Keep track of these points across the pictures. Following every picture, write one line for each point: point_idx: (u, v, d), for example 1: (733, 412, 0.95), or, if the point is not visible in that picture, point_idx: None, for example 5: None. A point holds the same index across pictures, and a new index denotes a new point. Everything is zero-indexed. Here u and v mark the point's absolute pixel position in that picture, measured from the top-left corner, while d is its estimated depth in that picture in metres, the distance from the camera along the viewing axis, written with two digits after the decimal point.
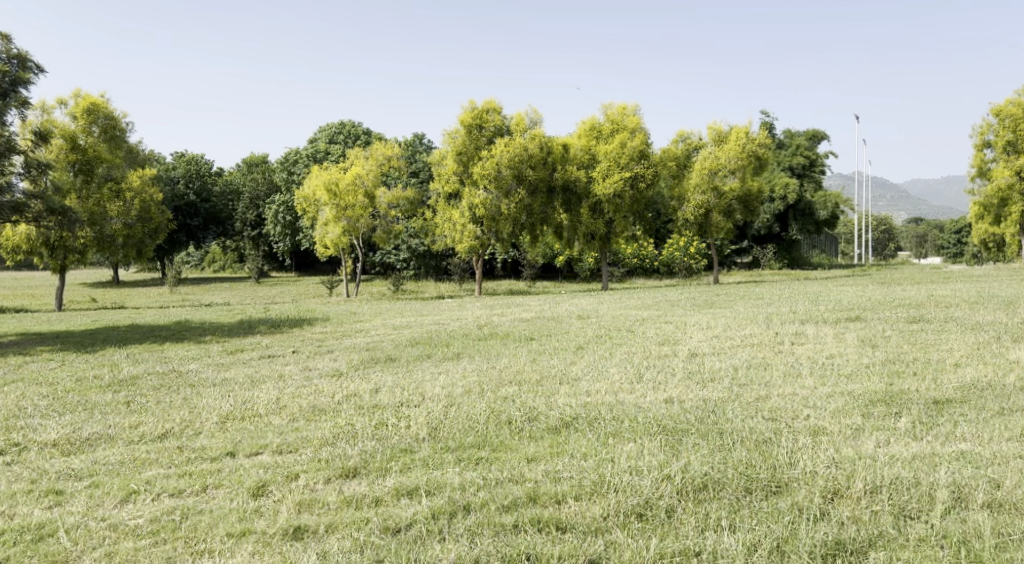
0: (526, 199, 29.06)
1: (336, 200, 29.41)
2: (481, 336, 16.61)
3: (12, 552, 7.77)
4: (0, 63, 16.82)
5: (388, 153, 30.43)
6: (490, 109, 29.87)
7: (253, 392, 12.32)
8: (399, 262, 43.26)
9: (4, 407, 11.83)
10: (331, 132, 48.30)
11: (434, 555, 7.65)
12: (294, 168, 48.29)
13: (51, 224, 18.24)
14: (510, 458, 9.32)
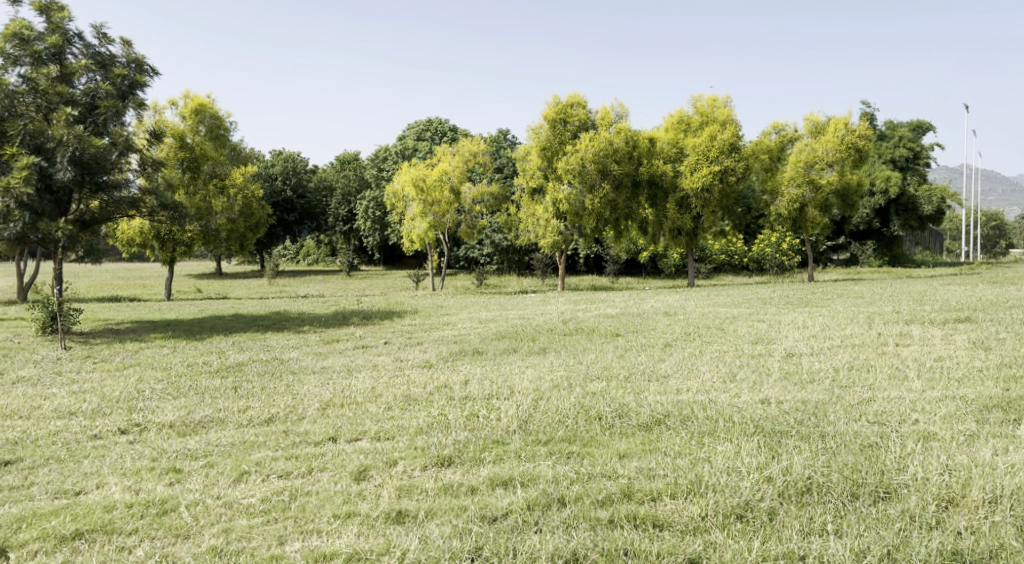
0: (611, 194, 28.84)
1: (423, 196, 29.87)
2: (569, 331, 16.71)
3: (141, 524, 8.10)
4: (119, 67, 17.70)
5: (474, 148, 30.36)
6: (574, 103, 29.79)
7: (350, 381, 12.69)
8: (483, 257, 43.58)
9: (123, 388, 12.45)
10: (419, 128, 48.86)
11: (533, 546, 7.79)
12: (384, 164, 49.12)
13: (164, 219, 19.06)
14: (602, 454, 9.37)
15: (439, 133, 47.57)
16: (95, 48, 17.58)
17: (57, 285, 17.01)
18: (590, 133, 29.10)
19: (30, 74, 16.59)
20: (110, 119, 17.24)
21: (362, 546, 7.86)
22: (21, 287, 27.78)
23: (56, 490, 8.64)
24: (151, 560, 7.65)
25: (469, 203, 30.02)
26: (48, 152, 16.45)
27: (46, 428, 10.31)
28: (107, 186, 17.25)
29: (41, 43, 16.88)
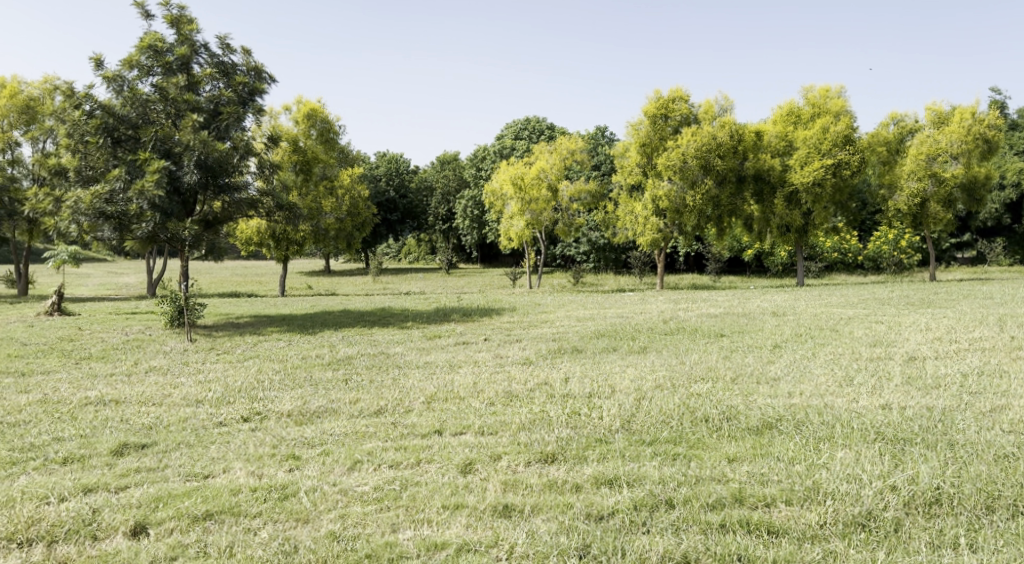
0: (714, 190, 28.36)
1: (521, 194, 30.04)
2: (670, 330, 16.60)
3: (264, 508, 8.45)
4: (240, 75, 18.51)
5: (572, 146, 30.27)
6: (676, 97, 29.43)
7: (453, 376, 12.95)
8: (579, 255, 43.58)
9: (245, 379, 13.07)
10: (517, 127, 49.06)
11: (642, 547, 7.85)
12: (483, 164, 49.60)
13: (279, 218, 19.89)
14: (711, 457, 9.30)
15: (536, 131, 47.59)
16: (219, 57, 18.46)
17: (183, 280, 17.91)
18: (693, 127, 28.77)
19: (161, 84, 17.55)
20: (232, 125, 17.94)
21: (471, 537, 8.04)
22: (146, 282, 29.32)
23: (187, 473, 9.12)
24: (273, 541, 7.97)
25: (566, 201, 29.99)
26: (176, 156, 17.40)
27: (176, 415, 10.90)
28: (229, 188, 18.13)
29: (171, 54, 17.84)
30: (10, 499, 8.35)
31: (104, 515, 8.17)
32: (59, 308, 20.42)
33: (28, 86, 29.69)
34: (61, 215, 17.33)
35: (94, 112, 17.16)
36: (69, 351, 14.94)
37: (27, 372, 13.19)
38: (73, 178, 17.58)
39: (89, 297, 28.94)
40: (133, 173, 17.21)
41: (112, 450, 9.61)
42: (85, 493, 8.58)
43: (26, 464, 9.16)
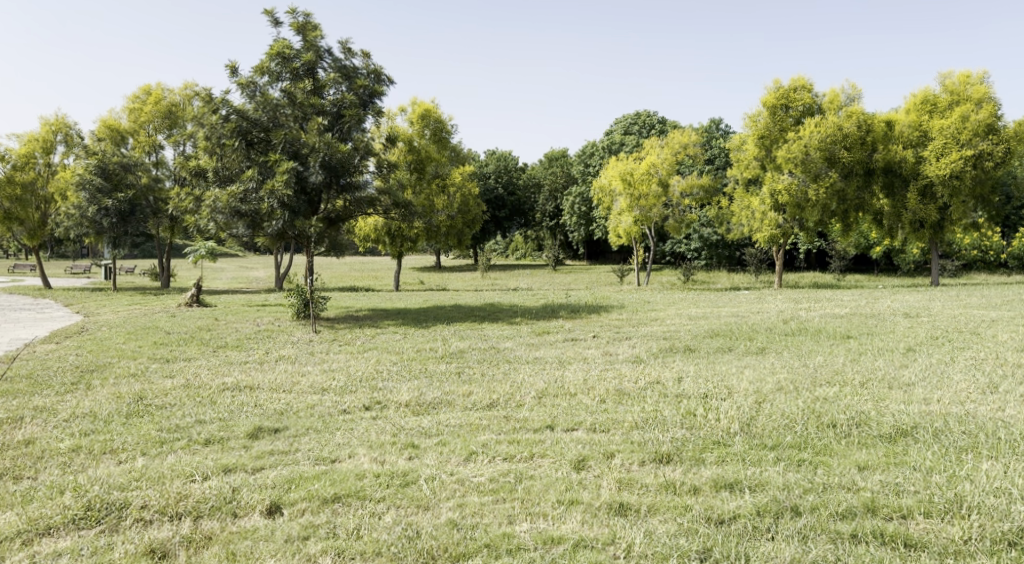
0: (838, 183, 27.52)
1: (630, 189, 29.91)
2: (791, 331, 16.35)
3: (388, 493, 8.86)
4: (361, 77, 19.22)
5: (685, 140, 29.95)
6: (798, 86, 28.66)
7: (564, 372, 13.16)
8: (691, 251, 43.15)
9: (365, 369, 13.66)
10: (627, 122, 48.60)
11: (767, 553, 7.90)
12: (591, 160, 49.56)
13: (396, 216, 20.57)
14: (839, 464, 9.22)
15: (647, 126, 46.89)
16: (342, 61, 19.22)
17: (309, 275, 18.73)
18: (817, 117, 28.10)
19: (289, 89, 18.53)
20: (354, 126, 18.87)
21: (588, 533, 8.23)
22: (274, 276, 30.74)
23: (316, 457, 9.64)
24: (397, 526, 8.34)
25: (677, 196, 29.64)
26: (304, 158, 18.27)
27: (304, 402, 11.50)
28: (349, 187, 18.91)
29: (298, 60, 18.71)
30: (160, 475, 9.01)
31: (242, 494, 8.72)
32: (198, 299, 21.68)
33: (170, 92, 31.38)
34: (201, 213, 18.48)
35: (230, 116, 18.08)
36: (207, 340, 15.89)
37: (170, 359, 14.12)
38: (212, 178, 18.72)
39: (224, 290, 30.51)
40: (265, 174, 18.15)
41: (248, 434, 10.24)
42: (225, 473, 9.19)
43: (173, 444, 9.86)
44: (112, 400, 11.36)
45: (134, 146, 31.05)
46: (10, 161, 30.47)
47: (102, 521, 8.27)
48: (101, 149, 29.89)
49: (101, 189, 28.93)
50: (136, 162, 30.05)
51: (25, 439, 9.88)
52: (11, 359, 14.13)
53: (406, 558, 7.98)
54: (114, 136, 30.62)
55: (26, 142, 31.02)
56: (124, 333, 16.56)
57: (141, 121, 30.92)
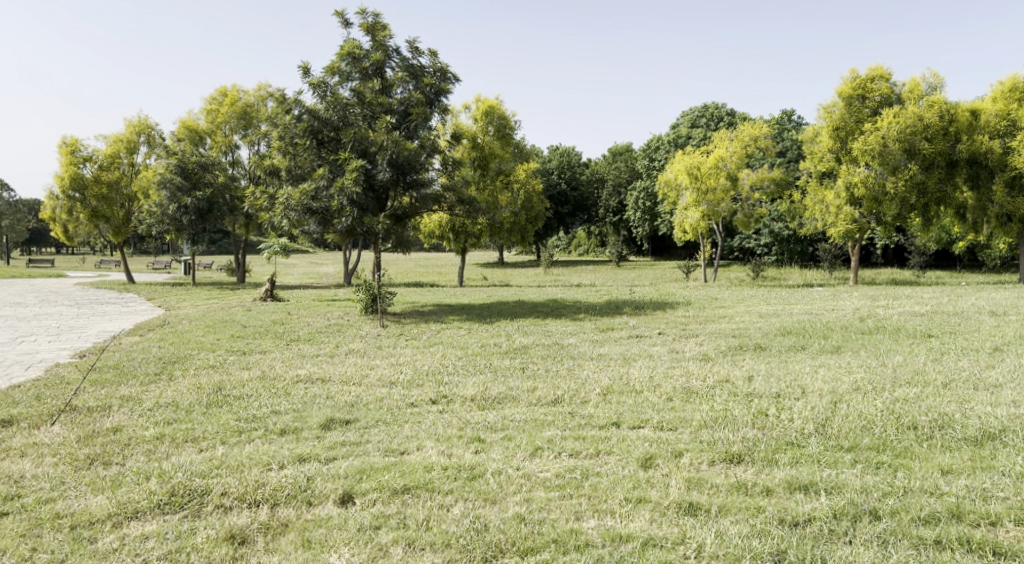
0: (918, 175, 26.60)
1: (698, 183, 29.48)
2: (867, 329, 16.02)
3: (456, 486, 8.97)
4: (428, 76, 19.36)
5: (755, 132, 29.14)
6: (877, 76, 27.95)
7: (628, 368, 13.13)
8: (761, 247, 42.60)
9: (431, 363, 13.84)
10: (694, 115, 47.74)
11: (844, 557, 7.82)
12: (656, 154, 49.06)
13: (461, 212, 20.75)
14: (920, 468, 9.04)
15: (715, 119, 46.01)
16: (409, 60, 19.40)
17: (376, 270, 19.00)
18: (896, 107, 27.07)
19: (358, 89, 18.84)
20: (421, 124, 19.11)
21: (657, 532, 8.22)
22: (343, 271, 31.25)
23: (386, 448, 9.81)
24: (465, 518, 8.44)
25: (747, 190, 29.13)
26: (372, 155, 18.57)
27: (374, 394, 11.71)
28: (416, 184, 19.15)
29: (368, 60, 18.99)
30: (238, 463, 9.28)
31: (316, 484, 8.93)
32: (271, 294, 22.17)
33: (246, 93, 32.14)
34: (274, 210, 18.90)
35: (302, 116, 18.50)
36: (280, 333, 16.27)
37: (246, 351, 14.49)
38: (285, 177, 19.07)
39: (295, 285, 31.18)
40: (334, 172, 18.44)
41: (321, 424, 10.47)
42: (300, 462, 9.41)
43: (251, 433, 10.14)
44: (193, 391, 11.71)
45: (212, 146, 31.84)
46: (97, 161, 31.55)
47: (185, 506, 8.54)
48: (181, 149, 30.76)
49: (181, 187, 29.72)
50: (213, 161, 30.80)
51: (114, 427, 10.26)
52: (98, 350, 14.65)
53: (475, 550, 8.07)
54: (193, 137, 31.45)
55: (111, 143, 32.11)
56: (203, 326, 17.03)
57: (218, 122, 31.70)
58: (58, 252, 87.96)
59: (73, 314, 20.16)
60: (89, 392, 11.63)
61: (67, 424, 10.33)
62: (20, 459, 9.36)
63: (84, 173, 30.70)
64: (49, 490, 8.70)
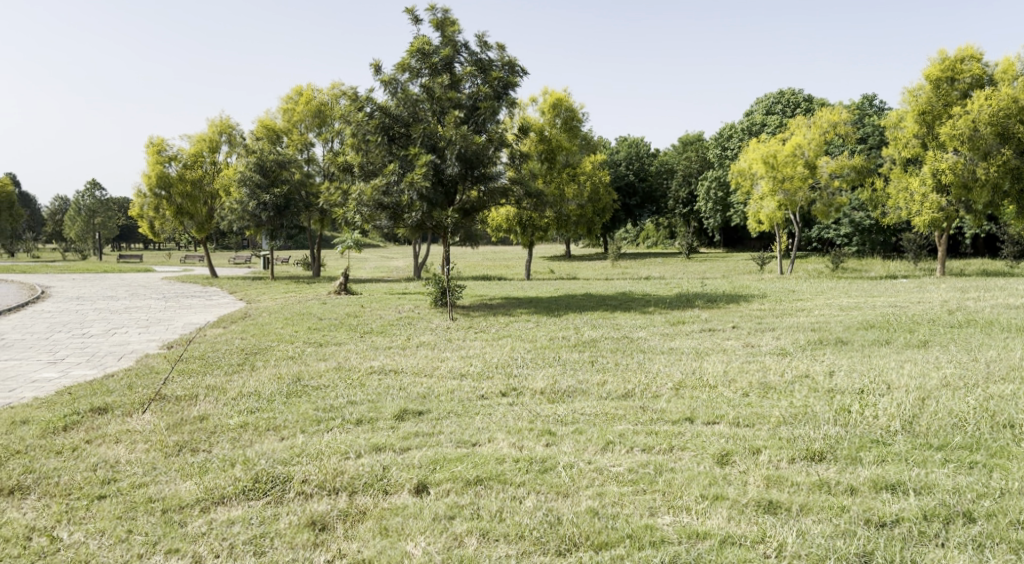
0: (1014, 161, 25.75)
1: (774, 172, 28.70)
2: (957, 323, 15.48)
3: (528, 478, 8.96)
4: (495, 70, 19.37)
5: (835, 118, 28.22)
6: (966, 56, 27.01)
7: (702, 363, 12.93)
8: (841, 238, 41.69)
9: (500, 356, 13.86)
10: (770, 102, 46.76)
11: (935, 559, 7.60)
12: (728, 143, 48.16)
13: (528, 205, 20.68)
14: (1018, 468, 8.71)
15: (791, 105, 45.06)
16: (478, 55, 19.49)
17: (446, 263, 19.13)
18: (987, 89, 26.16)
19: (427, 84, 18.95)
20: (489, 119, 19.01)
21: (735, 530, 8.08)
22: (412, 265, 31.53)
23: (458, 439, 9.85)
24: (538, 511, 8.42)
25: (826, 177, 28.24)
26: (441, 150, 18.62)
27: (444, 386, 11.77)
28: (483, 178, 19.19)
29: (437, 56, 19.17)
30: (317, 452, 9.42)
31: (392, 473, 9.02)
32: (345, 288, 22.49)
33: (320, 92, 32.56)
34: (348, 205, 19.24)
35: (374, 113, 18.76)
36: (354, 326, 16.48)
37: (322, 343, 14.70)
38: (358, 173, 19.41)
39: (366, 279, 31.62)
40: (405, 168, 18.67)
41: (395, 415, 10.57)
42: (376, 451, 9.52)
43: (329, 423, 10.28)
44: (273, 381, 11.94)
45: (288, 144, 32.46)
46: (181, 160, 32.47)
47: (268, 493, 8.69)
48: (259, 147, 31.40)
49: (260, 184, 30.38)
50: (290, 159, 31.35)
51: (200, 415, 10.50)
52: (185, 342, 15.05)
53: (549, 543, 8.04)
54: (271, 135, 32.17)
55: (194, 142, 32.93)
56: (281, 319, 17.35)
57: (294, 120, 32.26)
58: (145, 248, 91.32)
59: (159, 307, 20.77)
60: (177, 382, 11.93)
61: (157, 412, 10.61)
62: (114, 445, 9.62)
63: (170, 172, 31.66)
64: (141, 475, 8.91)
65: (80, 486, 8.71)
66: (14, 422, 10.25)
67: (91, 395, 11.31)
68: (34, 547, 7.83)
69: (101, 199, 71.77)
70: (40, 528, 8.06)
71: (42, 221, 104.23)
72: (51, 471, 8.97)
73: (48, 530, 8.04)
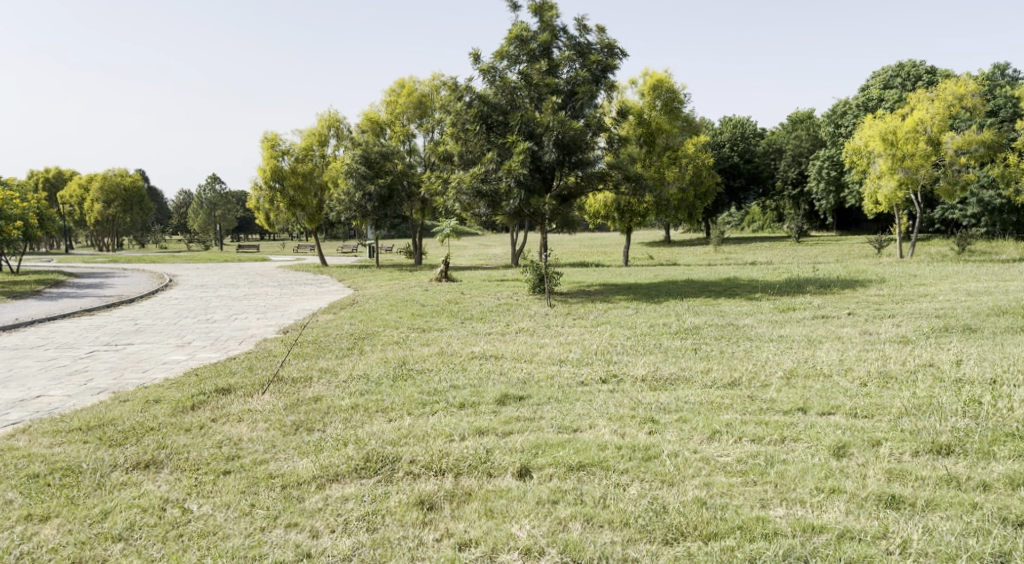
0: None
1: (892, 150, 27.18)
2: None
3: (631, 466, 8.78)
4: (593, 53, 19.07)
5: (961, 90, 26.82)
6: None
7: (814, 351, 12.44)
8: (967, 219, 39.83)
9: (600, 342, 13.67)
10: (887, 76, 44.66)
11: None
12: (842, 120, 46.21)
13: (627, 190, 20.32)
14: None
15: (911, 78, 42.98)
16: (576, 39, 19.26)
17: (544, 250, 19.01)
18: None
19: (525, 71, 18.86)
20: (587, 103, 18.88)
21: (855, 524, 7.76)
22: (511, 252, 31.56)
23: (559, 425, 9.74)
24: (643, 499, 8.24)
25: (950, 155, 26.87)
26: (539, 137, 18.49)
27: (545, 372, 11.70)
28: (581, 164, 18.97)
29: (535, 42, 19.05)
30: (423, 433, 9.48)
31: (495, 456, 8.99)
32: (445, 275, 22.65)
33: (422, 83, 32.78)
34: (448, 194, 19.39)
35: (473, 103, 18.76)
36: (455, 312, 16.58)
37: (425, 328, 14.83)
38: (457, 161, 19.65)
39: (467, 266, 31.95)
40: (503, 155, 18.64)
41: (496, 399, 10.55)
42: (479, 434, 9.51)
43: (433, 405, 10.34)
44: (380, 364, 12.12)
45: (391, 136, 33.15)
46: (293, 154, 33.36)
47: (379, 472, 8.77)
48: (364, 140, 31.95)
49: (365, 175, 30.94)
50: (393, 150, 31.76)
51: (315, 396, 10.72)
52: (299, 326, 15.42)
53: (655, 532, 7.86)
54: (375, 128, 32.84)
55: (305, 136, 33.79)
56: (386, 305, 17.59)
57: (397, 113, 32.74)
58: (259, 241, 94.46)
59: (274, 294, 21.40)
60: (293, 364, 12.23)
61: (276, 393, 10.88)
62: (237, 423, 9.89)
63: (282, 165, 32.58)
64: (262, 452, 9.12)
65: (207, 462, 8.94)
66: (147, 401, 10.63)
67: (215, 376, 11.69)
68: (167, 517, 8.02)
69: (222, 193, 73.98)
70: (173, 500, 8.27)
71: (167, 213, 108.93)
72: (181, 447, 9.25)
73: (180, 502, 8.24)
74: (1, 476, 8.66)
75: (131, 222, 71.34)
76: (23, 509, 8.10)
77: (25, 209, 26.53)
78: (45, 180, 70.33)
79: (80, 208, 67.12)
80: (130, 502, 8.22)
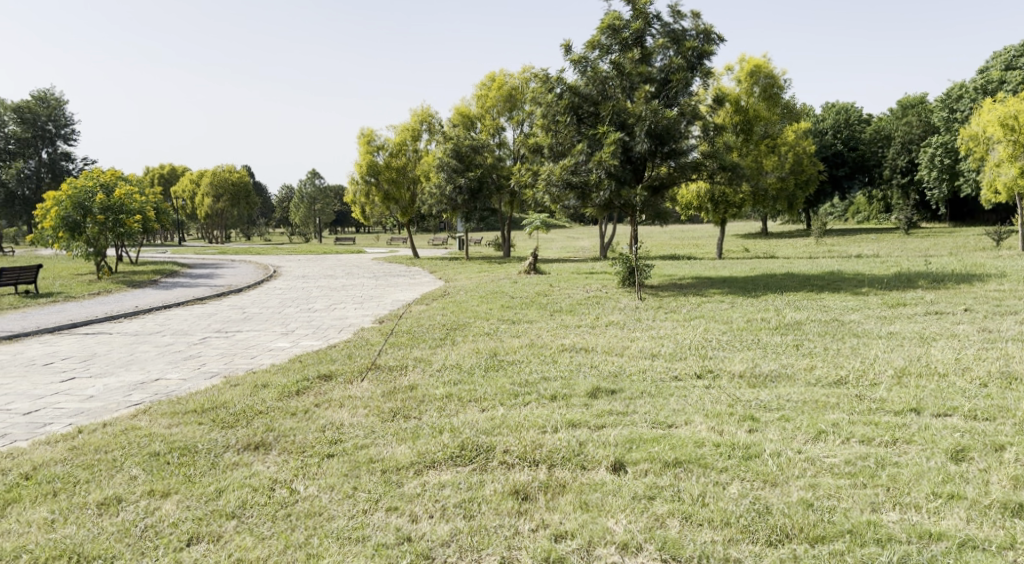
0: None
1: (1013, 135, 25.82)
2: None
3: (730, 464, 8.51)
4: (689, 40, 18.70)
5: None
6: None
7: (927, 350, 11.88)
8: None
9: (695, 337, 13.37)
10: (1009, 56, 42.41)
11: None
12: (958, 104, 44.22)
13: (722, 179, 19.85)
14: None
15: None
16: (671, 26, 18.89)
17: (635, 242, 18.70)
18: None
19: (618, 60, 18.57)
20: (681, 92, 18.53)
21: (977, 533, 7.40)
22: (601, 245, 31.26)
23: (653, 420, 9.54)
24: (745, 498, 7.98)
25: None
26: (631, 128, 18.21)
27: (638, 365, 11.51)
28: (674, 154, 18.61)
29: (628, 30, 18.75)
30: (517, 424, 9.41)
31: (589, 449, 8.85)
32: (535, 267, 22.56)
33: (512, 76, 32.71)
34: (538, 186, 19.30)
35: (564, 94, 18.65)
36: (546, 304, 16.49)
37: (516, 320, 14.77)
38: (547, 154, 19.50)
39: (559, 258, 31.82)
40: (594, 146, 18.42)
41: (588, 392, 10.41)
42: (572, 427, 9.39)
43: (525, 397, 10.27)
44: (472, 355, 12.11)
45: (482, 129, 33.31)
46: (388, 149, 33.84)
47: (474, 461, 8.75)
48: (456, 133, 32.08)
49: (457, 168, 31.13)
50: (484, 144, 31.83)
51: (410, 385, 10.77)
52: (394, 316, 15.57)
53: (759, 532, 7.61)
54: (466, 122, 32.96)
55: (399, 131, 34.21)
56: (478, 297, 17.60)
57: (488, 106, 32.88)
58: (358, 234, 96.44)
59: (369, 285, 21.73)
60: (389, 354, 12.34)
61: (373, 381, 10.98)
62: (339, 408, 10.02)
63: (378, 159, 33.13)
64: (362, 437, 9.21)
65: (312, 445, 9.07)
66: (255, 386, 10.88)
67: (318, 363, 11.90)
68: (276, 497, 8.17)
69: (322, 186, 75.75)
70: (281, 481, 8.41)
71: (271, 207, 112.25)
72: (287, 430, 9.42)
73: (288, 483, 8.38)
74: (125, 453, 8.95)
75: (238, 216, 73.75)
76: (145, 485, 8.35)
77: (143, 203, 27.62)
78: (159, 176, 73.39)
79: (191, 202, 69.81)
80: (241, 481, 8.39)
